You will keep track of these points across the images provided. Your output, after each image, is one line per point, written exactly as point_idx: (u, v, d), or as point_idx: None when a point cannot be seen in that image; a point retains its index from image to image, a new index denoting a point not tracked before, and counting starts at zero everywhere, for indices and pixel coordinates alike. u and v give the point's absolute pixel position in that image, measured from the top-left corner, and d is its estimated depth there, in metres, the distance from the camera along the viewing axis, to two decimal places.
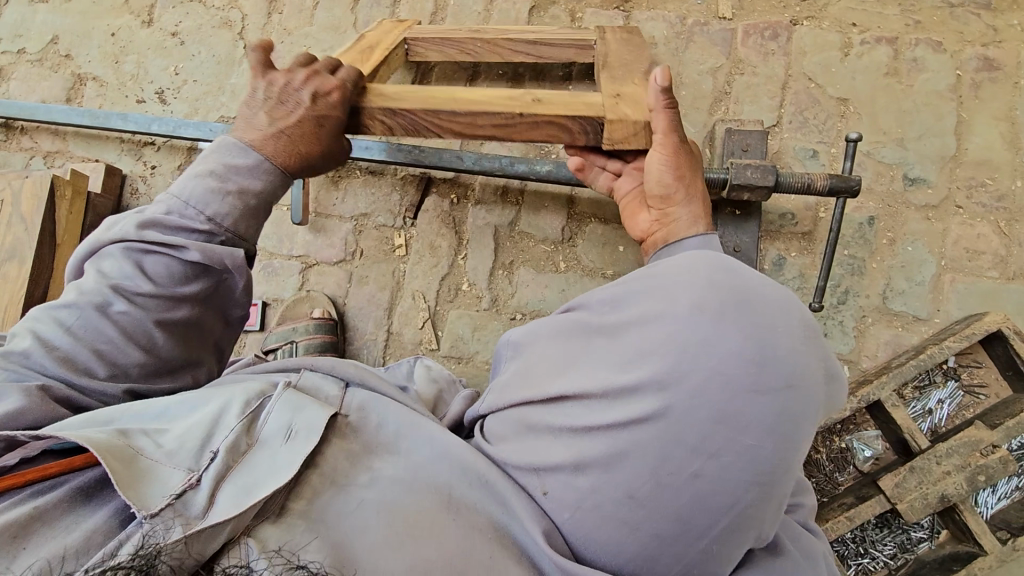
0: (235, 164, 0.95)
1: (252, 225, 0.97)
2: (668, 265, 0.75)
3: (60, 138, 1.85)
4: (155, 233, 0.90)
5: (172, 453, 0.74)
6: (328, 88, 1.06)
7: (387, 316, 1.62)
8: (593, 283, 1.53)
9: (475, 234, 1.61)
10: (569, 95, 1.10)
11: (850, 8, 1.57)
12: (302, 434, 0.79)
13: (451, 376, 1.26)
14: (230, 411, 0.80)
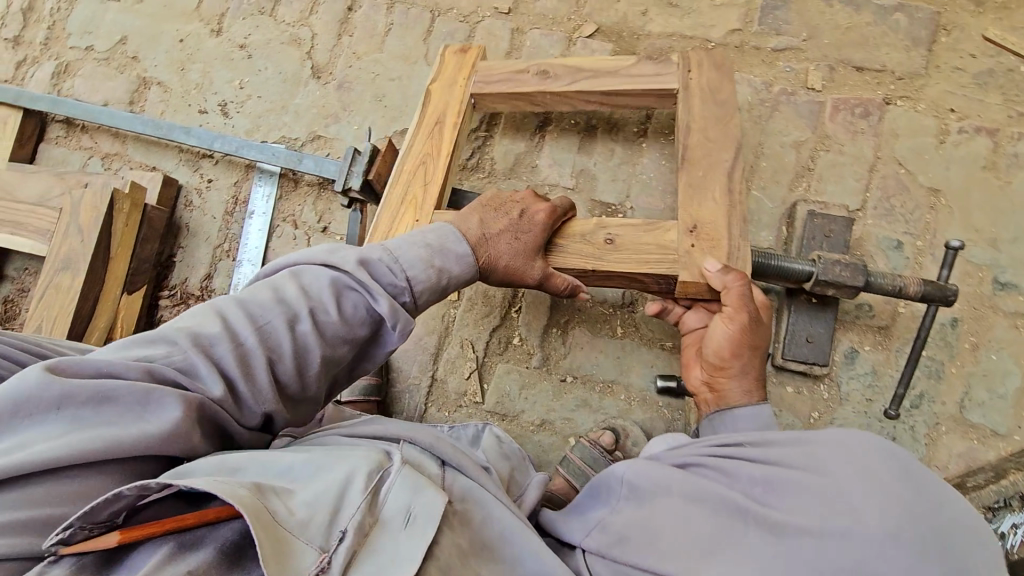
0: (447, 248, 1.08)
1: (432, 300, 1.06)
2: (845, 463, 0.81)
3: (120, 141, 1.83)
4: (368, 272, 0.98)
5: (304, 524, 0.76)
6: (537, 209, 1.23)
7: (432, 361, 1.57)
8: (650, 354, 1.47)
9: (532, 287, 1.55)
10: (647, 236, 1.22)
11: (949, 92, 1.50)
12: (420, 521, 0.83)
13: (521, 452, 1.34)
14: (356, 484, 0.84)
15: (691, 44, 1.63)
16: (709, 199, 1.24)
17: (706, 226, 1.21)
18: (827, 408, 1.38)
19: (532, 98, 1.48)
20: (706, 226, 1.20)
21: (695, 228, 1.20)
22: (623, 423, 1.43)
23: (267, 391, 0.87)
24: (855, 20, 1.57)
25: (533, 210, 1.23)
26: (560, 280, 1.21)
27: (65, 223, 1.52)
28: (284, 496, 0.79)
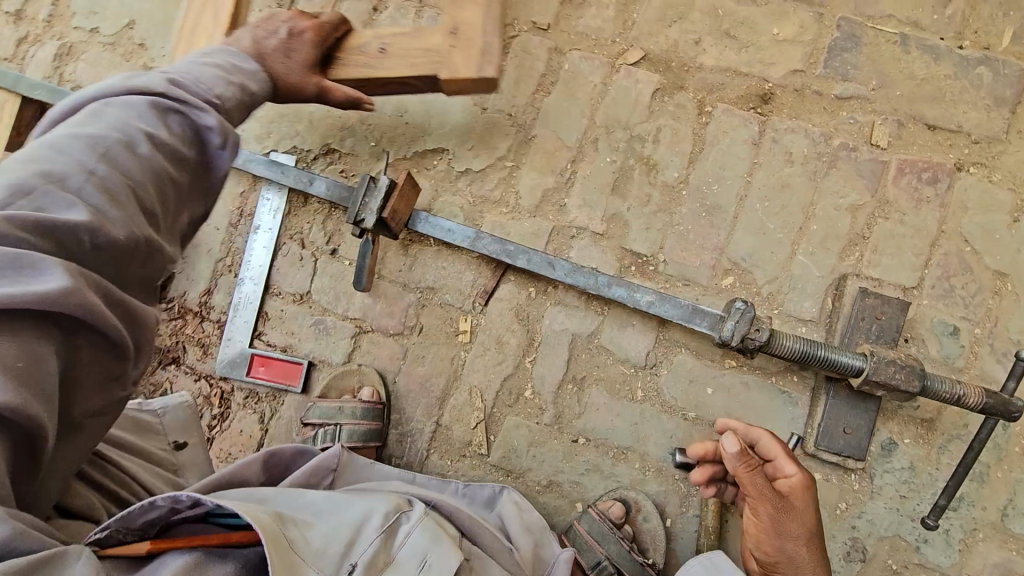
0: (237, 65, 0.99)
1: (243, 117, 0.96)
2: None
3: None
4: (176, 91, 0.85)
5: (319, 553, 0.92)
6: (303, 28, 1.17)
7: (438, 406, 1.49)
8: (670, 423, 1.38)
9: (550, 338, 1.45)
10: (412, 43, 1.29)
11: None
12: (431, 570, 0.98)
13: (545, 525, 1.27)
14: (372, 525, 1.00)
15: (746, 83, 1.49)
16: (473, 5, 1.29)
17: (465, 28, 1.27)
18: (857, 501, 1.28)
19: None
20: (466, 27, 1.26)
21: (456, 30, 1.26)
22: (635, 495, 1.35)
23: (127, 200, 0.74)
24: (932, 71, 1.42)
25: (302, 27, 1.16)
26: (339, 95, 1.19)
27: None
28: (304, 527, 0.95)
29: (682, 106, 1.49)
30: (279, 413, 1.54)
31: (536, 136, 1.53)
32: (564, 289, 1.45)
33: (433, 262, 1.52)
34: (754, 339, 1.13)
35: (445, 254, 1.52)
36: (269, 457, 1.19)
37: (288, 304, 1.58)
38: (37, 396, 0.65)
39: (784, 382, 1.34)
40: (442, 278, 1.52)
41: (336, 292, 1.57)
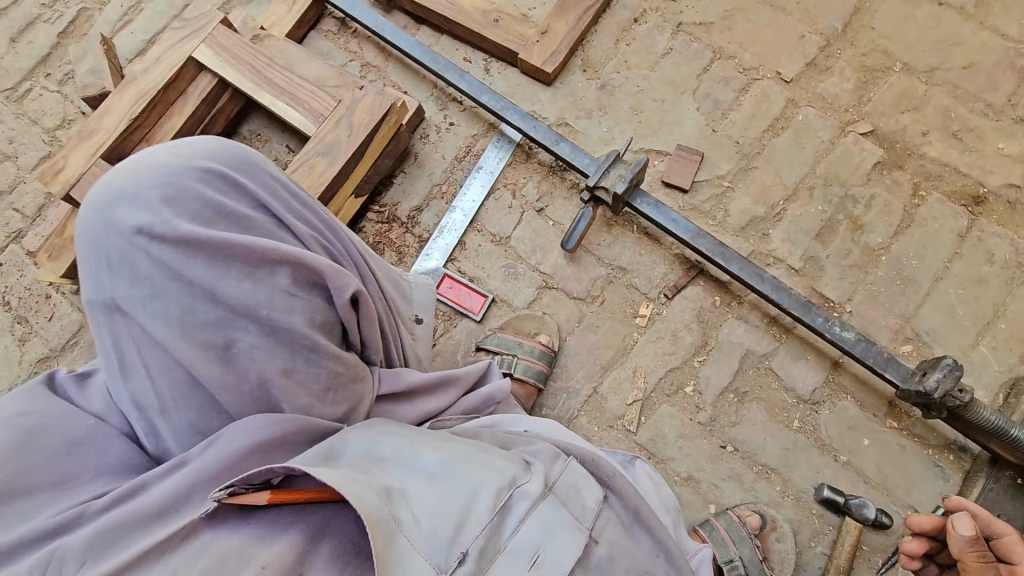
0: None
1: None
2: None
3: (382, 56, 1.92)
4: None
5: (426, 540, 0.80)
6: None
7: (599, 374, 1.58)
8: (820, 460, 1.43)
9: (723, 346, 1.55)
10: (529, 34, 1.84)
11: None
12: (546, 569, 0.84)
13: (675, 504, 1.12)
14: (483, 500, 0.85)
15: (963, 181, 1.61)
16: (565, 21, 1.85)
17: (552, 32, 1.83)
18: None
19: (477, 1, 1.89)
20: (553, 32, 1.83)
21: (545, 33, 1.83)
22: (773, 513, 1.39)
23: None
24: None
25: None
26: None
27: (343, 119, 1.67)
28: (408, 503, 0.83)
29: (898, 183, 1.62)
30: (450, 335, 1.65)
31: (756, 168, 1.68)
32: (748, 307, 1.56)
33: (631, 246, 1.65)
34: (956, 397, 1.21)
35: (644, 243, 1.65)
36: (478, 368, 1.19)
37: (485, 243, 1.72)
38: None
39: (940, 456, 1.40)
40: (635, 262, 1.64)
41: (533, 245, 1.70)
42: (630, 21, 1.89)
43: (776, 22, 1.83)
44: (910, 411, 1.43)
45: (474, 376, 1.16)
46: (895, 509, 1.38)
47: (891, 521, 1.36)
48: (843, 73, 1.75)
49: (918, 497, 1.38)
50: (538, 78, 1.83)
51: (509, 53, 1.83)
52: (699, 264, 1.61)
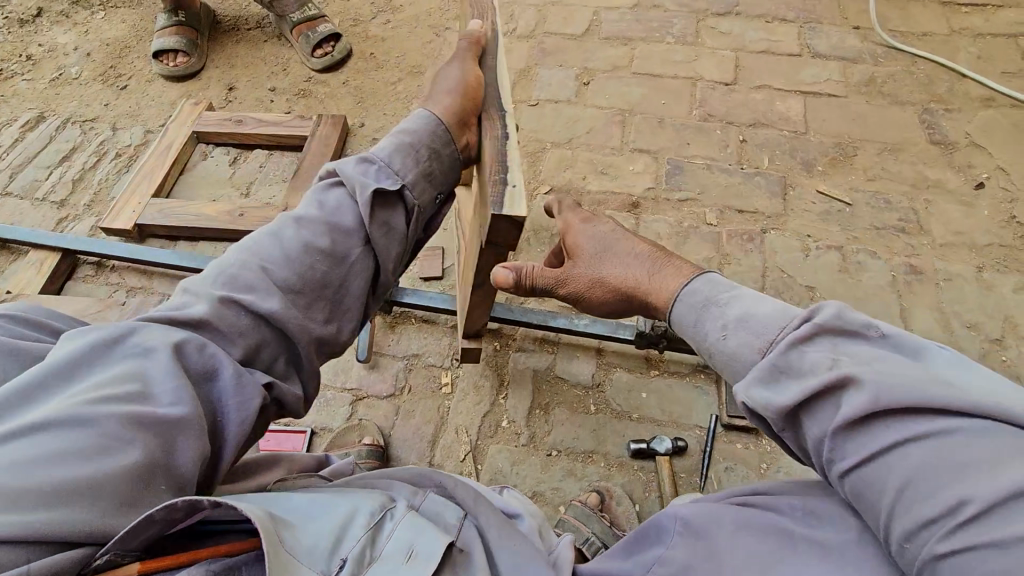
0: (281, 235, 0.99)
1: (307, 280, 0.97)
2: None
3: (146, 276, 2.10)
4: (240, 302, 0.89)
5: (307, 551, 0.77)
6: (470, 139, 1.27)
7: (430, 448, 1.73)
8: (621, 425, 1.72)
9: (516, 376, 1.82)
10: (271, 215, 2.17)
11: (805, 224, 2.12)
12: (422, 559, 0.82)
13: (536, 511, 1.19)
14: (359, 521, 0.83)
15: (621, 197, 2.23)
16: (301, 195, 2.25)
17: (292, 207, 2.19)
18: (773, 459, 1.65)
19: (219, 206, 2.21)
20: (292, 205, 2.20)
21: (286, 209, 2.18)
22: (606, 485, 1.62)
23: (300, 274, 0.96)
24: (730, 181, 2.25)
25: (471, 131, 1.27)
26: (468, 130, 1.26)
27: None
28: (290, 526, 0.78)
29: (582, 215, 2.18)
30: None
31: None
32: (521, 339, 1.89)
33: (415, 335, 1.92)
34: (659, 324, 1.63)
35: (425, 329, 1.94)
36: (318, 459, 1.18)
37: None
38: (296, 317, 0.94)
39: (695, 379, 1.79)
40: (424, 346, 1.91)
41: (334, 369, 1.88)
42: None
43: None
44: (661, 358, 1.82)
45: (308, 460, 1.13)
46: (686, 433, 1.70)
47: (686, 443, 1.67)
48: None
49: (698, 416, 1.73)
50: None
51: None
52: None
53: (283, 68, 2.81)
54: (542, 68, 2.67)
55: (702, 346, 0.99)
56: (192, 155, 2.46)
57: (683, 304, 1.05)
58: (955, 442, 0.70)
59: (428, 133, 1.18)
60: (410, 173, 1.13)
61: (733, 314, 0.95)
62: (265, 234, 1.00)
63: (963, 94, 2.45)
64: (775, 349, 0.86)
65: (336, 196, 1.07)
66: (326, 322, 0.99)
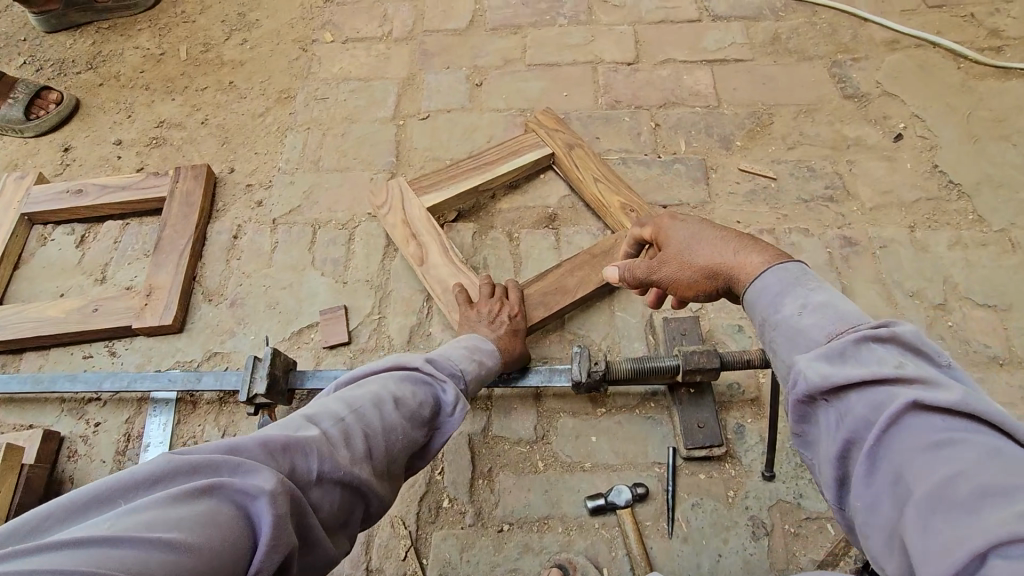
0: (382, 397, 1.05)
1: (397, 456, 1.03)
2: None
3: None
4: (348, 446, 0.94)
5: None
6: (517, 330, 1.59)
7: (364, 552, 1.50)
8: (574, 479, 1.55)
9: (450, 445, 1.61)
10: (132, 304, 1.83)
11: (733, 210, 1.97)
12: None
13: None
14: None
15: (536, 213, 2.02)
16: (167, 271, 1.90)
17: (158, 288, 1.86)
18: (740, 485, 1.51)
19: (68, 302, 1.84)
20: (158, 287, 1.86)
21: (150, 292, 1.85)
22: (568, 556, 1.44)
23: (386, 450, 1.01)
24: (649, 173, 2.07)
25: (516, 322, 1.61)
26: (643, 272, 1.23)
27: None
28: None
29: (496, 239, 1.96)
30: None
31: (392, 290, 1.87)
32: None
33: None
34: (595, 370, 1.44)
35: None
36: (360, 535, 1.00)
37: None
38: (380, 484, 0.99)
39: (646, 410, 1.63)
40: None
41: None
42: (232, 238, 2.03)
43: (347, 178, 2.14)
44: (606, 394, 1.65)
45: (402, 454, 1.05)
46: (645, 474, 1.54)
47: (646, 487, 1.51)
48: None
49: (655, 452, 1.57)
50: (166, 331, 1.81)
51: (124, 328, 1.79)
52: None
53: (128, 114, 2.40)
54: (429, 72, 2.38)
55: (769, 320, 0.93)
56: (28, 242, 2.06)
57: (777, 273, 0.97)
58: (1003, 456, 0.65)
59: (496, 361, 1.41)
60: (474, 385, 1.32)
61: (814, 295, 0.90)
62: (367, 400, 1.03)
63: (867, 40, 2.34)
64: (848, 335, 0.81)
65: (427, 391, 1.14)
66: (384, 496, 1.00)
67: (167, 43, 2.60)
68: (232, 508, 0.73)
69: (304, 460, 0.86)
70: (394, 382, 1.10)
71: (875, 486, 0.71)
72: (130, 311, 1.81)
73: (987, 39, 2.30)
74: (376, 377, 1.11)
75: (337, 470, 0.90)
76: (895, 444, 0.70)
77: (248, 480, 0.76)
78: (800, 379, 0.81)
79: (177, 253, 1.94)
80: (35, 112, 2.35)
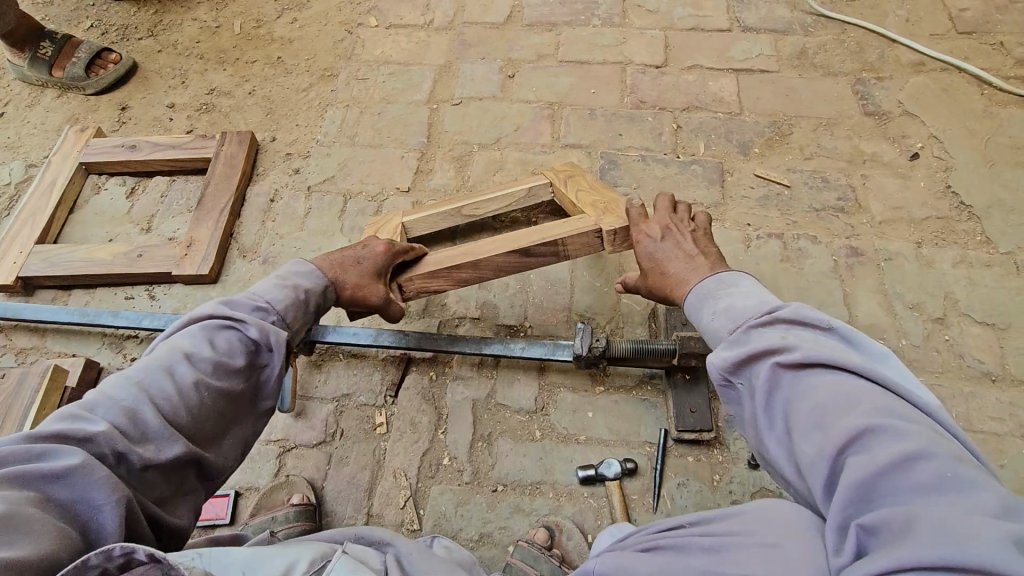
0: (184, 361, 1.03)
1: (217, 408, 1.04)
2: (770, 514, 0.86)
3: (39, 334, 1.88)
4: (149, 420, 0.94)
5: None
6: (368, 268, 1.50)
7: (367, 498, 1.61)
8: (568, 450, 1.63)
9: (455, 408, 1.71)
10: (173, 253, 1.98)
11: (744, 212, 2.04)
12: None
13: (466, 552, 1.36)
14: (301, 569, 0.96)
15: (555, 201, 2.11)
16: (207, 227, 2.05)
17: (198, 241, 2.00)
18: (725, 470, 1.58)
19: (115, 246, 1.99)
20: (198, 240, 2.00)
21: (190, 243, 1.99)
22: (556, 519, 1.52)
23: (196, 404, 1.00)
24: (667, 172, 2.15)
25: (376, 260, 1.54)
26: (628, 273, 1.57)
27: None
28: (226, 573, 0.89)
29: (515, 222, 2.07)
30: None
31: None
32: (457, 366, 1.78)
33: (345, 373, 1.79)
34: (596, 346, 1.54)
35: (355, 365, 1.81)
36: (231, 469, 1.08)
37: None
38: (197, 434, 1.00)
39: (642, 392, 1.70)
40: (354, 384, 1.78)
41: None
42: (268, 201, 2.17)
43: (379, 155, 2.27)
44: (605, 373, 1.73)
45: (223, 409, 1.05)
46: (636, 451, 1.62)
47: (636, 463, 1.59)
48: (442, 169, 2.22)
49: (647, 432, 1.64)
50: (202, 281, 1.95)
51: (164, 274, 1.93)
52: (406, 356, 1.81)
53: (181, 80, 2.56)
54: (464, 61, 2.50)
55: (698, 326, 1.17)
56: (83, 191, 2.22)
57: (694, 293, 1.22)
58: (846, 388, 0.83)
59: (316, 285, 1.33)
60: (294, 312, 1.23)
61: (722, 302, 1.13)
62: (156, 371, 1.00)
63: (893, 61, 2.39)
64: (740, 325, 1.02)
65: (228, 336, 1.09)
66: (216, 452, 1.04)
67: (222, 17, 2.76)
68: (47, 490, 0.80)
69: (94, 441, 0.87)
70: (190, 341, 1.06)
71: (777, 435, 0.90)
72: (171, 259, 1.95)
73: (1013, 68, 2.33)
74: (174, 339, 1.07)
75: (130, 449, 0.90)
76: (778, 394, 0.90)
77: (51, 461, 0.82)
78: (715, 370, 1.01)
79: (216, 211, 2.08)
80: (96, 71, 2.51)
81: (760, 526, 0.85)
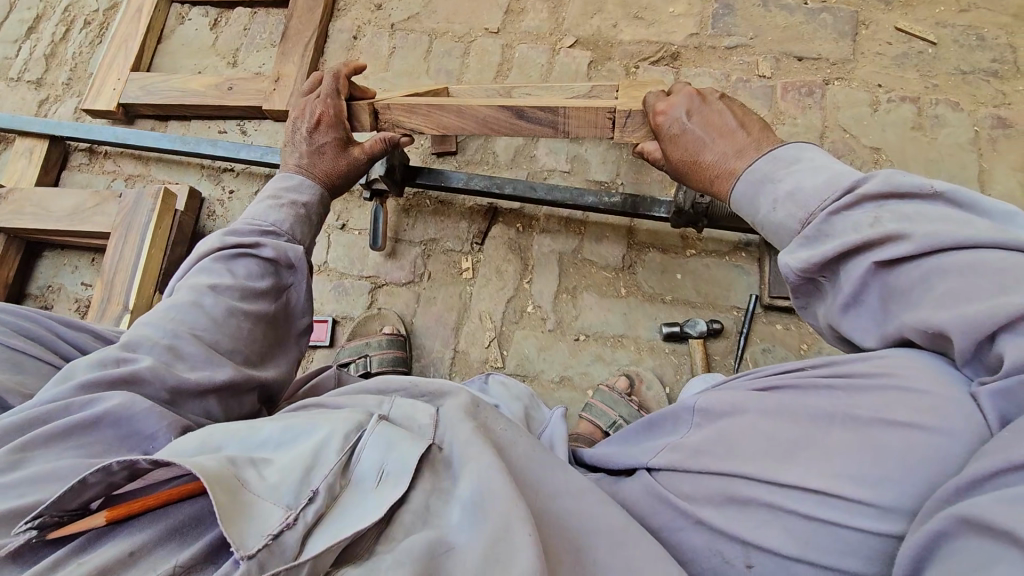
0: (207, 289, 1.02)
1: (260, 337, 1.06)
2: (911, 368, 0.72)
3: (143, 163, 1.96)
4: (192, 349, 0.94)
5: (274, 487, 0.73)
6: (323, 142, 1.28)
7: (454, 335, 1.69)
8: (653, 308, 1.64)
9: (542, 260, 1.72)
10: (262, 87, 1.95)
11: (877, 71, 1.80)
12: (394, 476, 0.78)
13: (530, 391, 1.24)
14: (331, 447, 0.78)
15: (658, 48, 1.92)
16: (293, 61, 1.99)
17: (285, 75, 1.95)
18: (815, 340, 1.55)
19: (203, 78, 1.97)
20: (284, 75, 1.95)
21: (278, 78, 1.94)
22: (636, 369, 1.58)
23: (234, 331, 1.01)
24: (791, 20, 1.88)
25: (317, 127, 1.28)
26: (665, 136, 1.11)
27: (114, 232, 1.71)
28: (262, 463, 0.76)
29: (612, 71, 1.91)
30: (311, 369, 1.72)
31: None
32: (545, 220, 1.75)
33: (431, 220, 1.81)
34: (700, 200, 1.42)
35: (441, 213, 1.81)
36: (292, 371, 1.13)
37: None
38: (250, 356, 1.03)
39: (735, 258, 1.64)
40: (441, 230, 1.79)
41: (350, 258, 1.81)
42: (351, 38, 2.07)
43: None
44: (698, 237, 1.67)
45: (258, 335, 1.05)
46: (723, 314, 1.61)
47: (722, 325, 1.58)
48: (536, 8, 2.02)
49: (736, 295, 1.61)
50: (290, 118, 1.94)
51: (256, 109, 1.93)
52: (492, 207, 1.79)
53: None
54: None
55: (756, 220, 0.96)
56: (167, 19, 2.18)
57: (744, 181, 0.97)
58: (984, 264, 0.68)
59: (312, 194, 1.24)
60: (302, 229, 1.20)
61: (786, 184, 0.90)
62: (184, 305, 0.99)
63: None
64: (820, 215, 0.84)
65: (246, 263, 1.08)
66: (270, 373, 1.06)
67: None
68: (96, 433, 0.81)
69: (141, 385, 0.88)
70: (210, 274, 1.05)
71: (873, 322, 0.80)
72: (260, 93, 1.93)
73: None
74: (194, 277, 1.06)
75: (181, 377, 0.90)
76: (884, 280, 0.77)
77: (94, 407, 0.82)
78: (790, 272, 0.87)
79: (300, 44, 2.01)
80: None
81: (907, 368, 0.72)
